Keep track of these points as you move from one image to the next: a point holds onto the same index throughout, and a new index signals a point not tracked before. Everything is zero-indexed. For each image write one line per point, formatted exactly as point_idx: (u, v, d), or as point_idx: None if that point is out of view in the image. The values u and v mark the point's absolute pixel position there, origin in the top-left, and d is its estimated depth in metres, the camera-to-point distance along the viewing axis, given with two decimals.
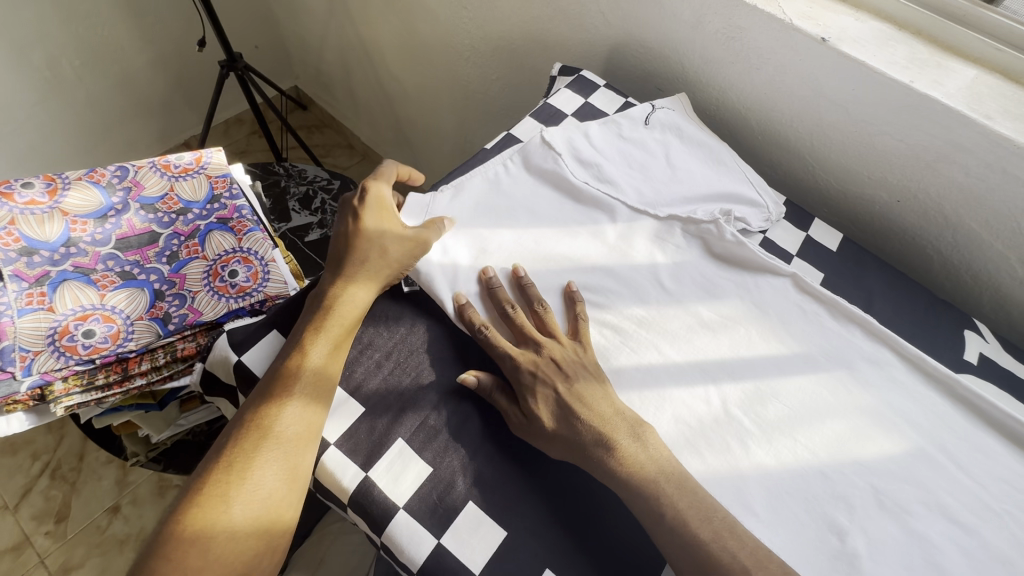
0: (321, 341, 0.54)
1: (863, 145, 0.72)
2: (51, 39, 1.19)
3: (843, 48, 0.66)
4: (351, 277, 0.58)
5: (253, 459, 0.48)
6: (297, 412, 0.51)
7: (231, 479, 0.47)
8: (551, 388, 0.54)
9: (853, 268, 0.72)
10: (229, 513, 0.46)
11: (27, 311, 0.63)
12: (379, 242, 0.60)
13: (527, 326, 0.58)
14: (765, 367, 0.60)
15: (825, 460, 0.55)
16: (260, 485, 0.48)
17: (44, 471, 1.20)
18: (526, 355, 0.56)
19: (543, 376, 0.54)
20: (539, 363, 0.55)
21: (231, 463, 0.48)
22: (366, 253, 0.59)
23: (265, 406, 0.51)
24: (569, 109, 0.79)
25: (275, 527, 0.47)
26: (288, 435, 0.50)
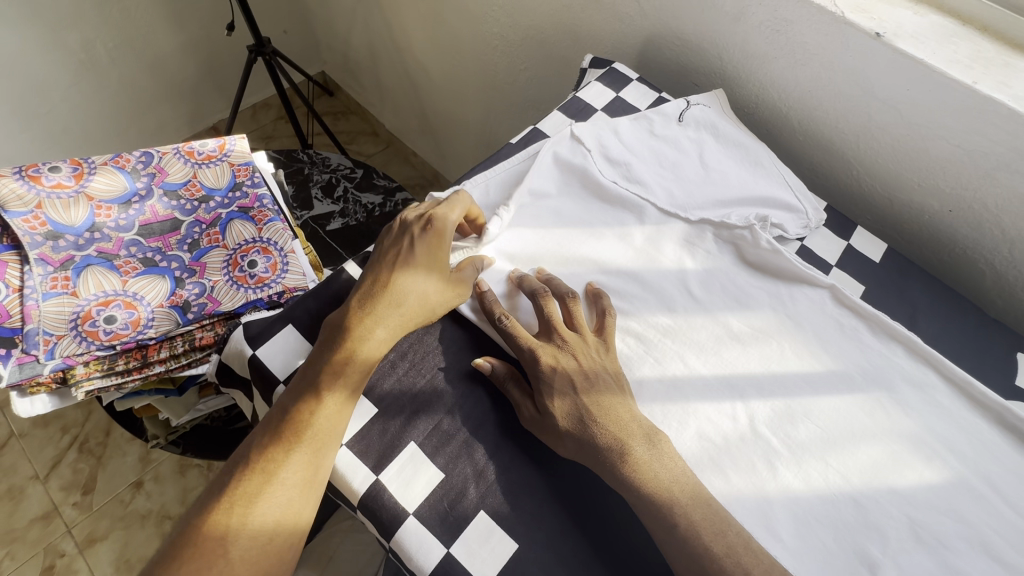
0: (337, 386, 0.50)
1: (915, 150, 0.67)
2: (86, 21, 1.20)
3: (899, 45, 0.61)
4: (382, 318, 0.53)
5: (257, 503, 0.47)
6: (304, 461, 0.48)
7: (233, 521, 0.46)
8: (569, 385, 0.52)
9: (897, 281, 0.67)
10: (227, 556, 0.45)
11: (52, 295, 0.63)
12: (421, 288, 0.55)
13: (553, 316, 0.55)
14: (797, 384, 0.57)
15: (858, 487, 0.52)
16: (261, 530, 0.46)
17: (73, 444, 1.24)
18: (547, 348, 0.53)
19: (563, 372, 0.52)
20: (560, 358, 0.53)
21: (234, 504, 0.46)
22: (406, 298, 0.54)
23: (273, 447, 0.49)
24: (599, 103, 0.75)
25: (275, 570, 0.47)
26: (293, 481, 0.48)
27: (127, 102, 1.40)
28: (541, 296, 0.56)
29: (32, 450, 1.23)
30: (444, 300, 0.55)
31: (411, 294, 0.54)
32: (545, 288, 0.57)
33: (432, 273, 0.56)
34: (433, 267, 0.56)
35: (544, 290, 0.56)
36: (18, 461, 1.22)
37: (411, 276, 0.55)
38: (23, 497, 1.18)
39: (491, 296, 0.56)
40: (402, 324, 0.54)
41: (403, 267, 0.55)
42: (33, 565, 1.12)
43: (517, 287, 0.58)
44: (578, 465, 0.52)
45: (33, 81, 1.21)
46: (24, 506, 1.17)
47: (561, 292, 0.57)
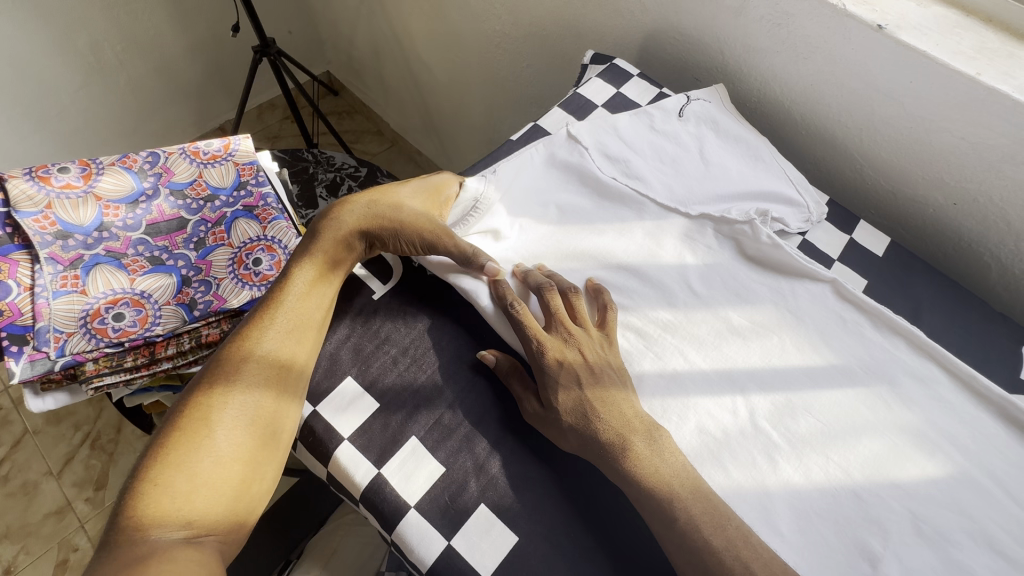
0: (306, 278, 0.55)
1: (919, 142, 0.67)
2: (94, 24, 1.22)
3: (901, 36, 0.60)
4: (355, 216, 0.58)
5: (236, 385, 0.50)
6: (276, 360, 0.51)
7: (215, 404, 0.49)
8: (576, 379, 0.52)
9: (901, 276, 0.67)
10: (213, 437, 0.47)
11: (62, 293, 0.65)
12: (396, 207, 0.59)
13: (558, 310, 0.55)
14: (797, 378, 0.56)
15: (859, 481, 0.52)
16: (242, 410, 0.49)
17: (85, 441, 1.26)
18: (554, 342, 0.54)
19: (570, 366, 0.53)
20: (566, 353, 0.53)
21: (214, 390, 0.49)
22: (381, 206, 0.59)
23: (247, 335, 0.52)
24: (600, 99, 0.76)
25: (261, 466, 0.49)
26: (266, 362, 0.51)
27: (135, 104, 1.42)
28: (546, 290, 0.56)
29: (46, 447, 1.25)
30: (416, 212, 0.59)
31: (383, 201, 0.59)
32: (549, 282, 0.57)
33: (413, 204, 0.60)
34: (411, 187, 0.61)
35: (548, 283, 0.56)
36: (32, 458, 1.24)
37: (394, 194, 0.60)
38: (38, 492, 1.21)
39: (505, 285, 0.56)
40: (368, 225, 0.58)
41: (394, 190, 0.60)
42: (48, 558, 1.15)
43: (521, 280, 0.59)
44: (577, 458, 0.53)
45: (43, 84, 1.23)
46: (39, 502, 1.20)
47: (564, 287, 0.57)
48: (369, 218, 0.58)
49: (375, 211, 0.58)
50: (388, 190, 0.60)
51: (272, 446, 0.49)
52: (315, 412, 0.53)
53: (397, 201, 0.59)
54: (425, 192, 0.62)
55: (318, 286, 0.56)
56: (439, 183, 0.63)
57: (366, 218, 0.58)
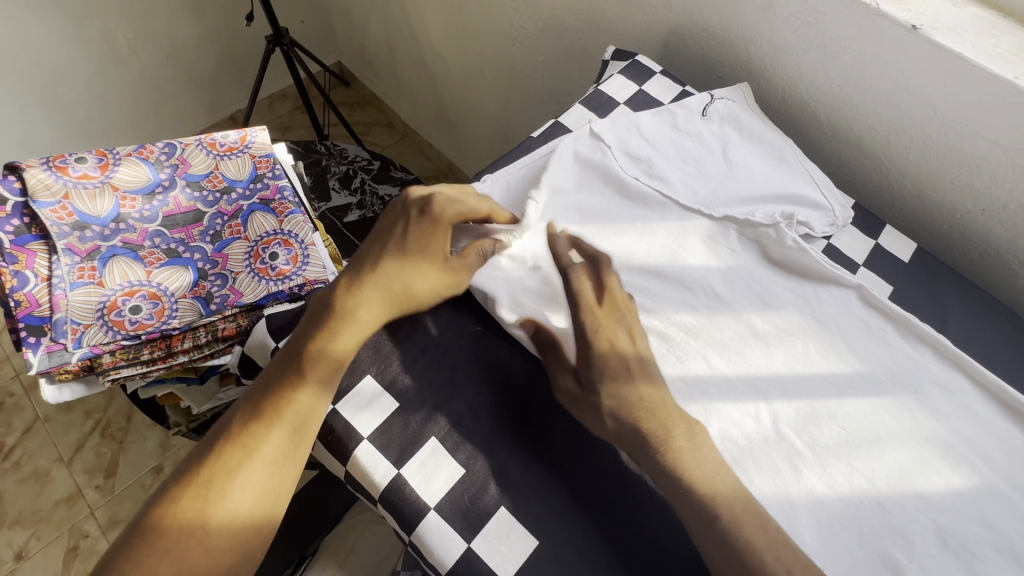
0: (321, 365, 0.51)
1: (949, 147, 0.65)
2: (108, 11, 1.21)
3: (936, 38, 0.59)
4: (366, 292, 0.54)
5: (235, 473, 0.47)
6: (277, 447, 0.49)
7: (210, 491, 0.47)
8: (624, 364, 0.51)
9: (928, 282, 0.66)
10: (202, 527, 0.46)
11: (79, 285, 0.64)
12: (406, 274, 0.54)
13: (589, 296, 0.53)
14: (821, 386, 0.56)
15: (884, 491, 0.51)
16: (240, 502, 0.47)
17: (96, 429, 1.27)
18: (608, 323, 0.53)
19: (620, 350, 0.52)
20: (616, 334, 0.52)
21: (212, 478, 0.47)
22: (389, 279, 0.54)
23: (257, 419, 0.50)
24: (622, 97, 0.74)
25: (246, 553, 0.47)
26: (273, 452, 0.49)
27: (147, 93, 1.41)
28: (576, 275, 0.54)
29: (57, 434, 1.26)
30: (431, 272, 0.55)
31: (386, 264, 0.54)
32: (577, 265, 0.55)
33: (422, 264, 0.55)
34: (413, 244, 0.55)
35: (578, 270, 0.54)
36: (43, 444, 1.25)
37: (395, 260, 0.54)
38: (49, 479, 1.22)
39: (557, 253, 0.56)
40: (385, 300, 0.54)
41: (395, 252, 0.55)
42: (59, 544, 1.16)
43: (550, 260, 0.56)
44: (598, 460, 0.52)
45: (57, 71, 1.23)
46: (50, 488, 1.21)
47: (593, 258, 0.56)
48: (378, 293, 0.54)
49: (385, 282, 0.54)
50: (392, 251, 0.55)
51: (258, 534, 0.48)
52: (334, 411, 0.53)
53: (403, 266, 0.54)
54: (429, 236, 0.55)
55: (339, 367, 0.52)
56: (445, 218, 0.56)
57: (378, 294, 0.54)
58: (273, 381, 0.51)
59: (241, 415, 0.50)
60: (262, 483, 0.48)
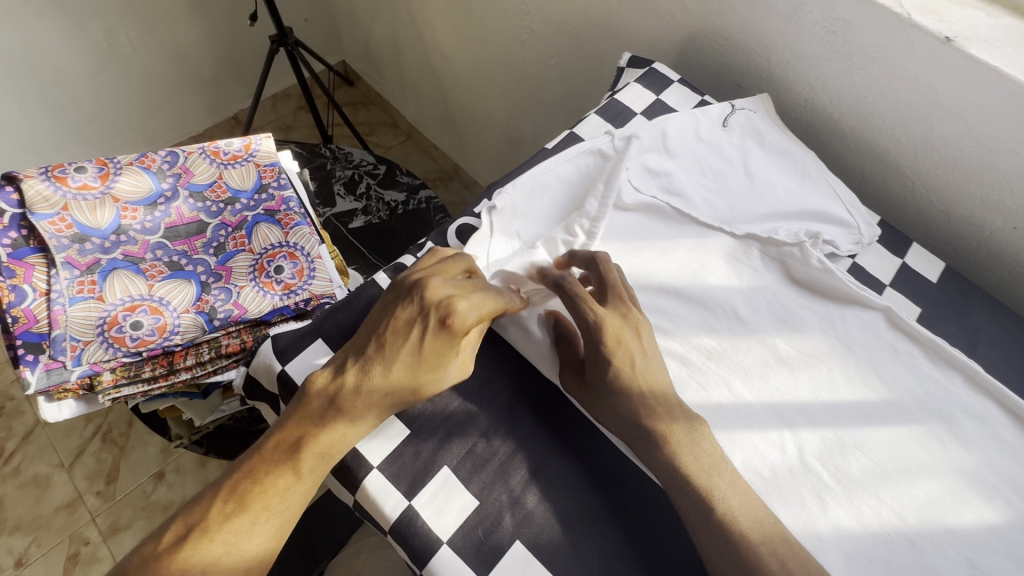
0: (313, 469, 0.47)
1: (980, 163, 0.63)
2: (110, 10, 1.19)
3: (971, 50, 0.57)
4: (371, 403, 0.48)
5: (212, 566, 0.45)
6: (258, 544, 0.46)
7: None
8: (631, 359, 0.50)
9: (955, 303, 0.64)
10: None
11: (78, 300, 0.62)
12: (417, 385, 0.49)
13: (585, 301, 0.51)
14: (848, 414, 0.54)
15: (915, 527, 0.49)
16: None
17: (97, 434, 1.25)
18: (613, 319, 0.51)
19: (626, 345, 0.51)
20: (624, 330, 0.51)
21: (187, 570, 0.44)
22: (398, 390, 0.48)
23: (237, 514, 0.46)
24: (639, 106, 0.72)
25: None
26: (254, 545, 0.46)
27: (148, 93, 1.39)
28: (577, 294, 0.51)
29: (58, 439, 1.24)
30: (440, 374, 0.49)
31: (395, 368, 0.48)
32: (567, 277, 0.53)
33: (437, 373, 0.49)
34: (430, 355, 0.48)
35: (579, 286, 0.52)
36: (44, 449, 1.23)
37: (407, 370, 0.48)
38: (49, 485, 1.20)
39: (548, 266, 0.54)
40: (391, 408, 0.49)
41: (407, 361, 0.48)
42: (60, 551, 1.15)
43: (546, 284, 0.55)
44: (617, 491, 0.50)
45: (58, 71, 1.21)
46: (50, 494, 1.19)
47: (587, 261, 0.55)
48: (385, 403, 0.48)
49: (392, 388, 0.48)
50: (402, 359, 0.48)
51: None
52: None
53: (414, 377, 0.48)
54: (446, 343, 0.48)
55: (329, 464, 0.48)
56: (467, 325, 0.48)
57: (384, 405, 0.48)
58: (257, 473, 0.47)
59: (220, 500, 0.46)
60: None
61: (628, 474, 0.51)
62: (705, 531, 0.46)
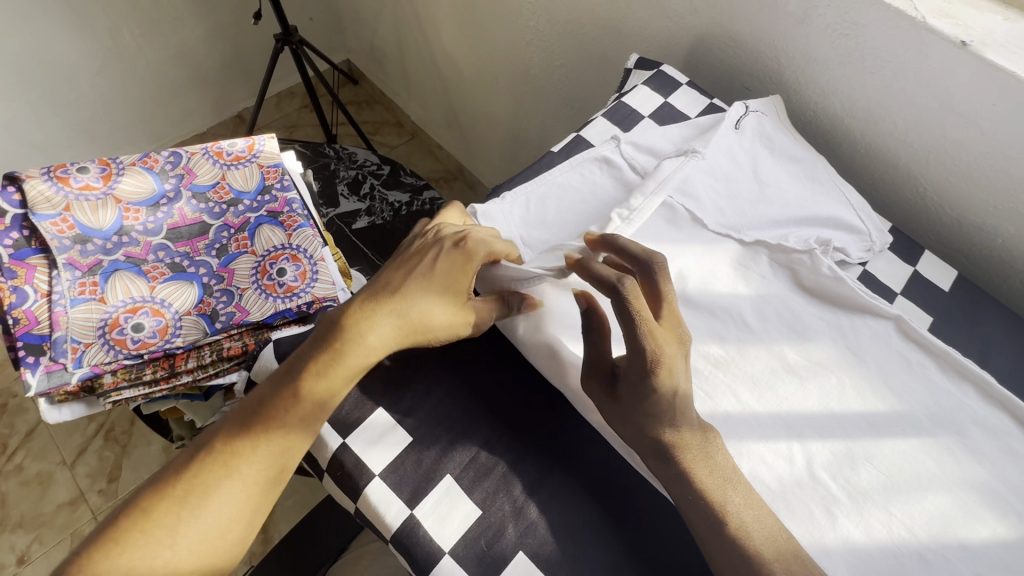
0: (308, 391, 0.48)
1: (994, 169, 0.62)
2: (114, 8, 1.19)
3: (987, 55, 0.55)
4: (375, 320, 0.50)
5: (212, 494, 0.46)
6: (261, 465, 0.47)
7: (183, 515, 0.45)
8: (676, 387, 0.47)
9: (967, 312, 0.63)
10: (171, 551, 0.45)
11: (80, 301, 0.62)
12: (424, 303, 0.51)
13: (645, 320, 0.46)
14: (857, 425, 0.53)
15: (926, 542, 0.48)
16: (212, 528, 0.46)
17: (99, 432, 1.25)
18: (669, 347, 0.48)
19: (676, 372, 0.47)
20: (675, 362, 0.48)
21: (185, 499, 0.45)
22: (406, 309, 0.50)
23: (237, 441, 0.47)
24: (646, 109, 0.71)
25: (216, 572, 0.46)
26: (249, 477, 0.47)
27: (153, 91, 1.38)
28: (638, 315, 0.46)
29: (60, 437, 1.24)
30: (446, 307, 0.51)
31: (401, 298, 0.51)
32: (627, 282, 0.47)
33: (444, 298, 0.51)
34: (439, 274, 0.51)
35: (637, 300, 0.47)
36: (47, 447, 1.23)
37: (414, 289, 0.51)
38: (51, 483, 1.20)
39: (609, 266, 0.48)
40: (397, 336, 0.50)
41: (417, 280, 0.51)
42: (61, 549, 1.15)
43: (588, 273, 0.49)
44: (622, 502, 0.50)
45: (63, 68, 1.21)
46: (53, 491, 1.19)
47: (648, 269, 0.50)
48: (392, 322, 0.50)
49: (400, 309, 0.50)
50: (411, 279, 0.51)
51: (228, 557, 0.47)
52: (344, 446, 0.50)
53: (421, 295, 0.51)
54: (455, 264, 0.52)
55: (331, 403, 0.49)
56: (474, 252, 0.52)
57: (389, 326, 0.50)
58: (261, 396, 0.49)
59: (226, 423, 0.48)
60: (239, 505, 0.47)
61: (634, 484, 0.50)
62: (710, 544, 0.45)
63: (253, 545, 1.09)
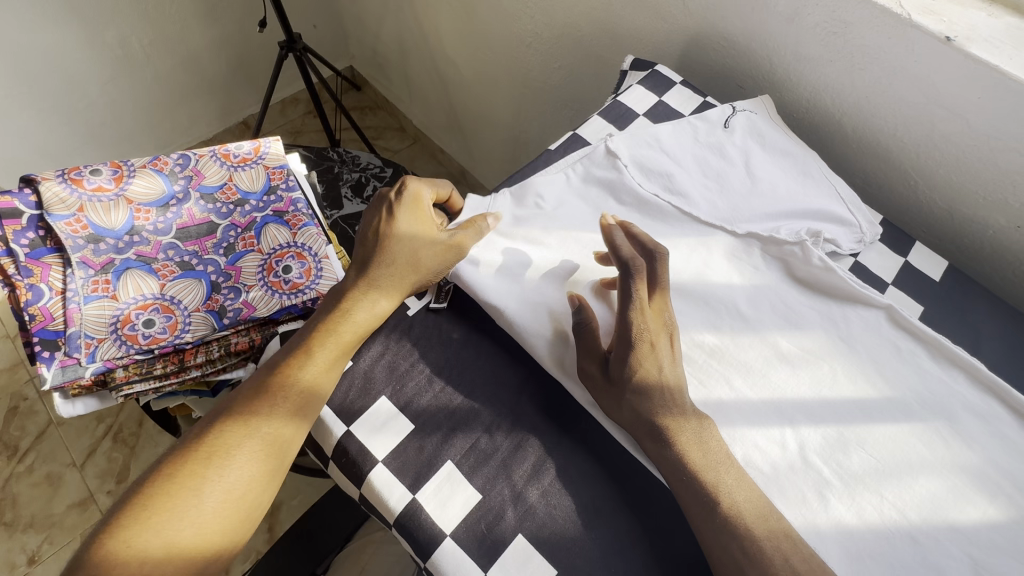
0: (321, 344, 0.53)
1: (982, 161, 0.63)
2: (124, 18, 1.22)
3: (971, 50, 0.57)
4: (371, 274, 0.56)
5: (235, 450, 0.48)
6: (281, 418, 0.50)
7: (208, 469, 0.47)
8: (658, 365, 0.51)
9: (957, 301, 0.64)
10: (199, 506, 0.46)
11: (93, 298, 0.64)
12: (407, 246, 0.57)
13: (640, 300, 0.52)
14: (850, 412, 0.54)
15: (916, 524, 0.49)
16: (237, 480, 0.48)
17: (107, 433, 1.27)
18: (654, 324, 0.52)
19: (659, 351, 0.52)
20: (658, 338, 0.52)
21: (210, 453, 0.48)
22: (390, 253, 0.56)
23: (255, 399, 0.50)
24: (641, 108, 0.73)
25: (239, 528, 0.48)
26: (265, 434, 0.49)
27: (161, 98, 1.41)
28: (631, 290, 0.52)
29: (70, 439, 1.26)
30: (428, 246, 0.57)
31: (392, 255, 0.56)
32: (638, 261, 0.53)
33: (420, 236, 0.57)
34: (404, 219, 0.58)
35: (637, 274, 0.53)
36: (56, 448, 1.25)
37: (390, 236, 0.57)
38: (61, 483, 1.22)
39: (619, 239, 0.55)
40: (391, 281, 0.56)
41: (387, 231, 0.57)
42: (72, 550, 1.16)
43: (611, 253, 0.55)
44: (619, 487, 0.51)
45: (73, 76, 1.24)
46: (63, 492, 1.21)
47: (650, 251, 0.55)
48: (387, 268, 0.56)
49: (382, 257, 0.56)
50: (383, 228, 0.58)
51: (251, 512, 0.48)
52: (348, 433, 0.52)
53: (401, 236, 0.57)
54: (412, 205, 0.58)
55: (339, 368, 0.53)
56: (422, 191, 0.59)
57: (385, 273, 0.56)
58: (274, 359, 0.53)
59: (243, 386, 0.52)
60: (263, 458, 0.49)
61: (630, 470, 0.51)
62: (704, 526, 0.46)
63: (259, 543, 1.11)
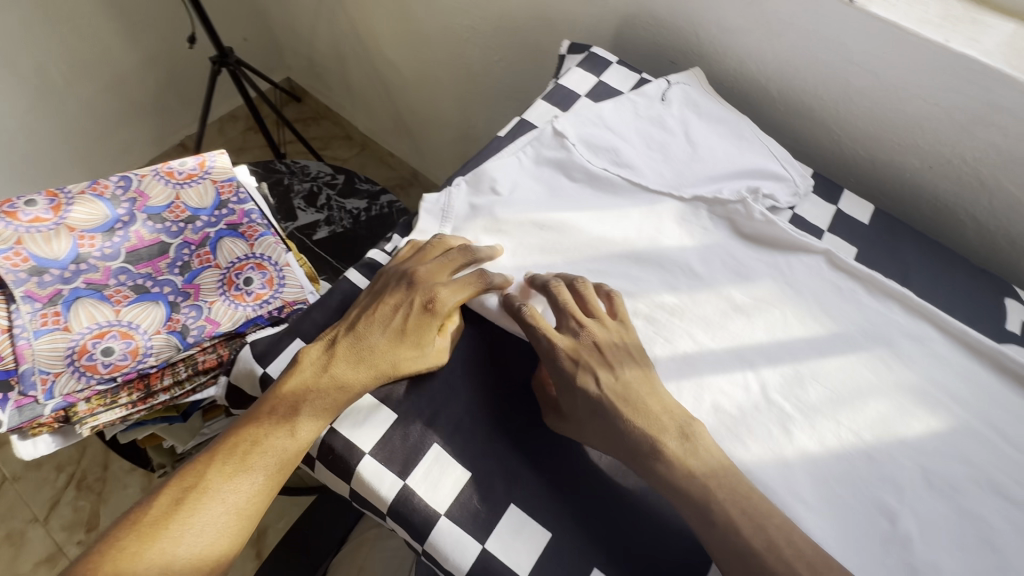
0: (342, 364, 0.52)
1: (894, 111, 0.69)
2: (39, 45, 1.15)
3: (870, 9, 0.63)
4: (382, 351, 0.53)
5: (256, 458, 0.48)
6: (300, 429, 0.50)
7: (225, 475, 0.47)
8: (593, 376, 0.52)
9: (887, 240, 0.70)
10: (215, 508, 0.46)
11: (44, 332, 0.61)
12: (409, 355, 0.53)
13: (544, 330, 0.54)
14: (803, 350, 0.58)
15: (870, 442, 0.54)
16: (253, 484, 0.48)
17: (70, 482, 1.21)
18: (567, 340, 0.54)
19: (586, 360, 0.53)
20: (581, 351, 0.53)
21: (231, 457, 0.48)
22: (397, 353, 0.53)
23: (277, 409, 0.50)
24: (582, 89, 0.75)
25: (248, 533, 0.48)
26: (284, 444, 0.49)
27: (89, 126, 1.35)
28: (534, 326, 0.54)
29: (29, 493, 1.19)
30: (422, 355, 0.54)
31: (396, 354, 0.53)
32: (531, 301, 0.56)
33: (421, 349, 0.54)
34: (424, 321, 0.54)
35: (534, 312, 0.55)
36: (14, 506, 1.18)
37: (404, 338, 0.53)
38: (24, 541, 1.15)
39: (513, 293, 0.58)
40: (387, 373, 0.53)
41: (400, 333, 0.53)
42: None
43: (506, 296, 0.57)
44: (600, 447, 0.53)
45: None
46: (28, 550, 1.14)
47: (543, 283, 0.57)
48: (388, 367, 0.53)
49: (389, 353, 0.53)
50: (398, 325, 0.54)
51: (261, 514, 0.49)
52: (332, 431, 0.52)
53: (408, 342, 0.53)
54: (432, 318, 0.54)
55: (347, 401, 0.51)
56: (449, 302, 0.55)
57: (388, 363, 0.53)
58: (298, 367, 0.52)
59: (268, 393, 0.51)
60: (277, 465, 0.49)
61: None
62: None
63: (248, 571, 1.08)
